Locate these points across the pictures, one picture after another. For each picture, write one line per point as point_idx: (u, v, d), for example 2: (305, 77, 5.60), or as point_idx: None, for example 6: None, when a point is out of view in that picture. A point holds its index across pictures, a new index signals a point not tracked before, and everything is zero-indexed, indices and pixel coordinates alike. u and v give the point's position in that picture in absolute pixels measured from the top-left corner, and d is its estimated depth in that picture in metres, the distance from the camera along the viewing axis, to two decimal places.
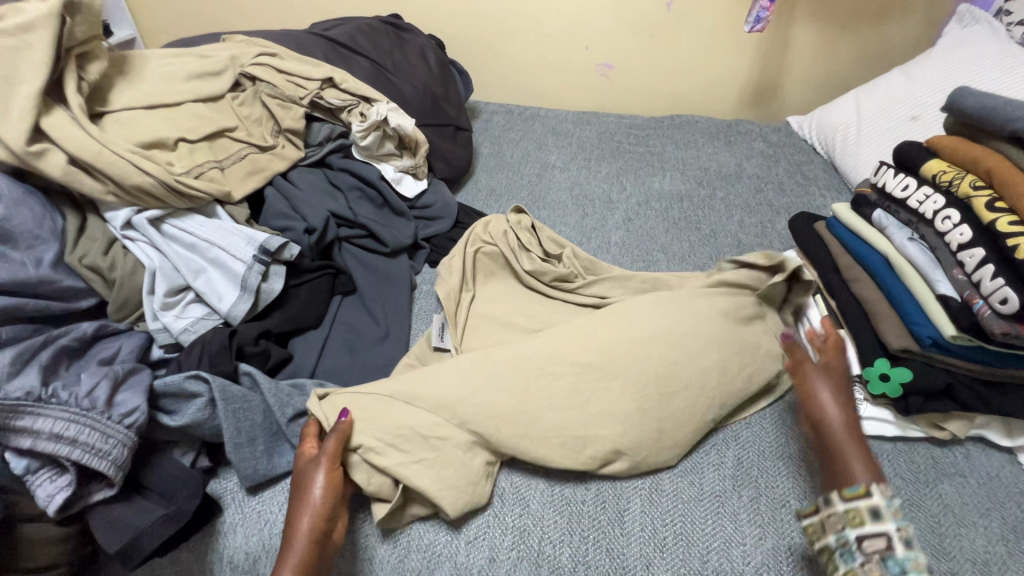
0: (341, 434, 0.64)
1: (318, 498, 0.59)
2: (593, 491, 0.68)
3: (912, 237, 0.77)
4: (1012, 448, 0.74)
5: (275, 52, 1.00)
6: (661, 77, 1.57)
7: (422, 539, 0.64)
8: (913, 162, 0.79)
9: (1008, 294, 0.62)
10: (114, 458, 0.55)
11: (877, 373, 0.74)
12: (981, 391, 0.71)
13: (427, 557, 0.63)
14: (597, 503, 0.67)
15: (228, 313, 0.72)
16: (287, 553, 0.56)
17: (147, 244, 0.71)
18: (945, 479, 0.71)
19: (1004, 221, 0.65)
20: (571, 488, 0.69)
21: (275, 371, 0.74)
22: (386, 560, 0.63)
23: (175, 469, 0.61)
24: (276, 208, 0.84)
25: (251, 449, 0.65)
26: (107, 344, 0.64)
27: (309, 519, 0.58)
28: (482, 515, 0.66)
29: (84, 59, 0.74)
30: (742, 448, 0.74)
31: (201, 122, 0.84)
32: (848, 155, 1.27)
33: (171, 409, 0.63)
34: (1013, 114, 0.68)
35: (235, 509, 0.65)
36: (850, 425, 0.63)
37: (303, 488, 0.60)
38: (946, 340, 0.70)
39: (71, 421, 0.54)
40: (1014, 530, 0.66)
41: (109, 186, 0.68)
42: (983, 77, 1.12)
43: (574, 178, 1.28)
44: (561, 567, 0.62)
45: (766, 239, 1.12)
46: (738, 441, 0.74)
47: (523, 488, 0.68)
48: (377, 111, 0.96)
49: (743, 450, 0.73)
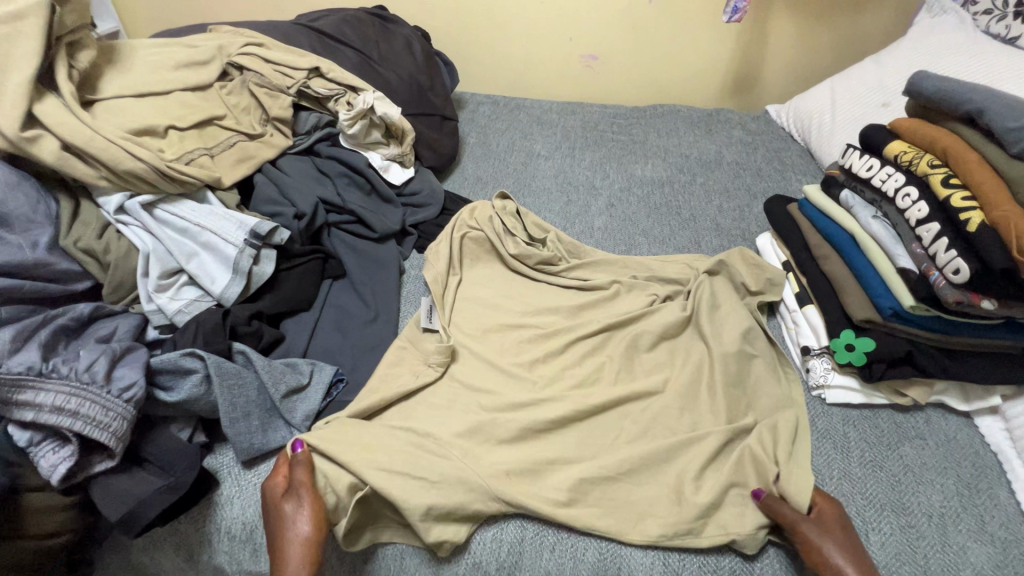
0: (308, 465, 0.63)
1: (298, 539, 0.58)
2: None
3: (876, 215, 0.82)
4: (968, 412, 0.79)
5: (262, 42, 1.02)
6: (645, 67, 1.60)
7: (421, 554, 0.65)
8: (877, 143, 0.84)
9: (960, 265, 0.66)
10: (114, 430, 0.57)
11: (843, 344, 0.79)
12: (941, 359, 0.76)
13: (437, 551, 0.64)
14: None
15: (220, 295, 0.74)
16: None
17: (140, 228, 0.73)
18: (907, 442, 0.76)
19: (958, 197, 0.69)
20: None
21: (268, 351, 0.76)
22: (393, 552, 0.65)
23: (173, 442, 0.63)
24: (266, 194, 0.87)
25: (246, 424, 0.67)
26: (104, 324, 0.66)
27: (298, 552, 0.58)
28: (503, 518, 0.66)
29: (73, 47, 0.76)
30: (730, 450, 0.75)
31: (190, 111, 0.85)
32: (824, 141, 1.31)
33: (167, 386, 0.65)
34: (966, 96, 0.72)
35: (231, 483, 0.67)
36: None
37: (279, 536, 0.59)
38: (905, 310, 0.75)
39: (72, 395, 0.56)
40: (970, 489, 0.70)
41: (102, 171, 0.70)
42: (949, 64, 1.16)
43: (558, 165, 1.31)
44: (545, 528, 0.64)
45: (743, 223, 1.16)
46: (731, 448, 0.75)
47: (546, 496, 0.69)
48: (363, 100, 0.98)
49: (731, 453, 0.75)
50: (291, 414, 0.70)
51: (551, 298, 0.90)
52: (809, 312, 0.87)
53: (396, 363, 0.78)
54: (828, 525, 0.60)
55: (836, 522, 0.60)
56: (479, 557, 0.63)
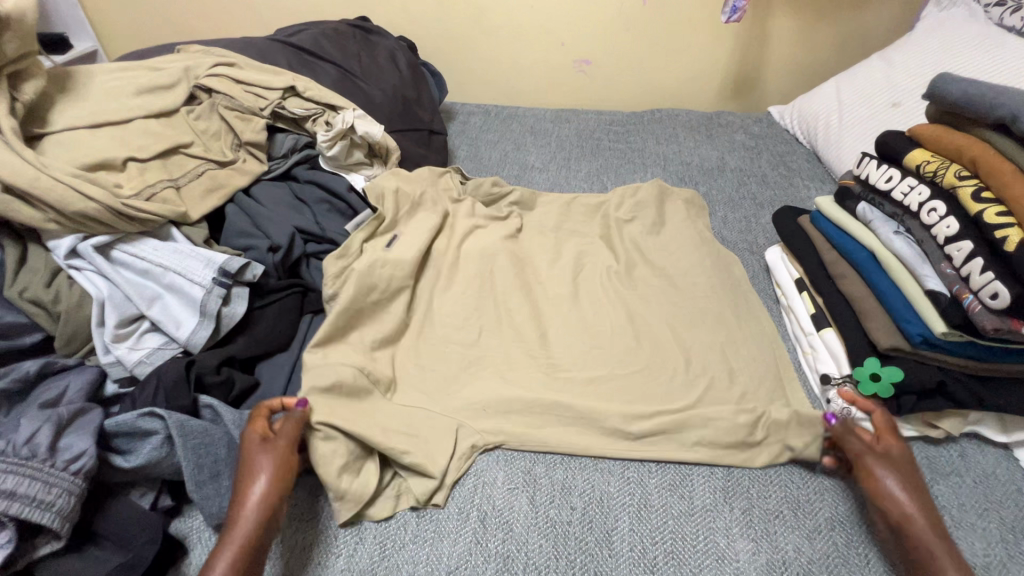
0: (298, 421, 0.64)
1: (262, 485, 0.57)
2: (563, 481, 0.69)
3: (898, 230, 0.75)
4: (1007, 444, 0.72)
5: (233, 62, 0.96)
6: (641, 72, 1.54)
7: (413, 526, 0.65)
8: (896, 152, 0.77)
9: (998, 288, 0.59)
10: (58, 509, 0.51)
11: (868, 374, 0.72)
12: (975, 387, 0.69)
13: (460, 509, 0.67)
14: (579, 501, 0.67)
15: (186, 341, 0.67)
16: (223, 544, 0.53)
17: (94, 273, 0.67)
18: (941, 478, 0.69)
19: (992, 212, 0.63)
20: (556, 470, 0.71)
21: (239, 401, 0.70)
22: (395, 523, 0.66)
23: (131, 513, 0.57)
24: (238, 226, 0.81)
25: (214, 486, 0.61)
26: (53, 383, 0.60)
27: (256, 510, 0.56)
28: (512, 495, 0.68)
29: (18, 78, 0.70)
30: (766, 487, 0.69)
31: (152, 140, 0.79)
32: (831, 144, 1.25)
33: (125, 450, 0.60)
34: (997, 100, 0.66)
35: (200, 550, 0.61)
36: (930, 513, 0.57)
37: (248, 468, 0.58)
38: (936, 337, 0.68)
39: (9, 473, 0.50)
40: (1016, 534, 0.63)
41: (50, 214, 0.64)
42: (963, 59, 1.10)
43: (552, 178, 1.25)
44: (536, 564, 0.62)
45: (750, 234, 1.09)
46: (764, 484, 0.69)
47: (539, 497, 0.68)
48: (342, 119, 0.92)
49: (767, 491, 0.68)
50: None
51: None
52: (827, 335, 0.80)
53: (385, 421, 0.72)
54: (887, 453, 0.63)
55: (897, 454, 0.62)
56: None
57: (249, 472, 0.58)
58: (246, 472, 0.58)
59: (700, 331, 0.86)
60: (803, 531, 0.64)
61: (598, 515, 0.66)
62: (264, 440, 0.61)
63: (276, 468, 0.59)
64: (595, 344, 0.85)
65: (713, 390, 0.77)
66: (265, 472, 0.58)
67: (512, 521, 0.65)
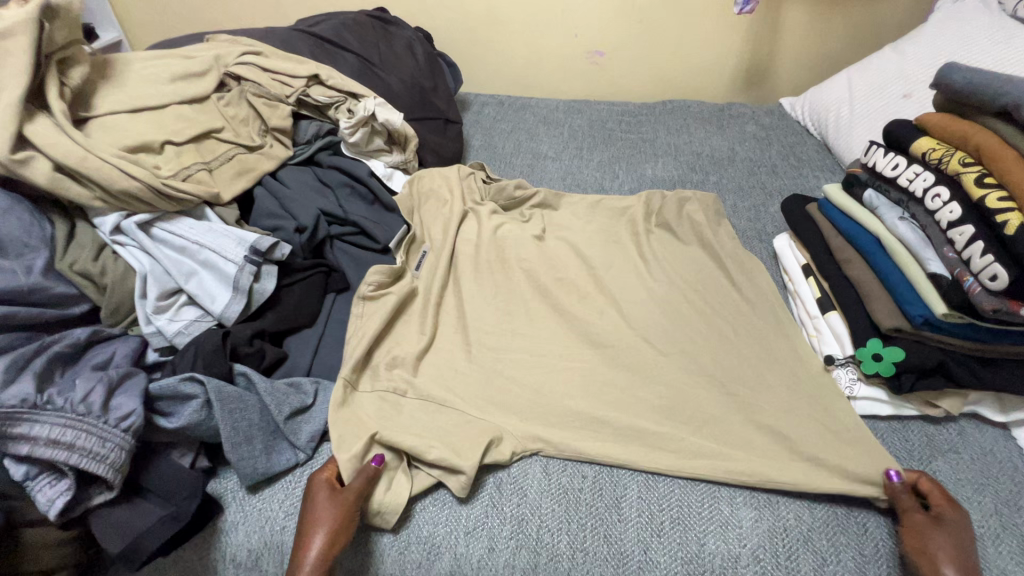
0: (368, 477, 0.64)
1: (321, 539, 0.58)
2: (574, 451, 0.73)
3: (903, 216, 0.77)
4: (1005, 424, 0.75)
5: (260, 50, 1.00)
6: (653, 63, 1.56)
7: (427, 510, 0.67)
8: (903, 140, 0.79)
9: (997, 270, 0.62)
10: (111, 462, 0.55)
11: (869, 354, 0.75)
12: (975, 367, 0.72)
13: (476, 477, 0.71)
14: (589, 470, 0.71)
15: (221, 314, 0.72)
16: None
17: (137, 248, 0.71)
18: (939, 455, 0.72)
19: (993, 197, 0.65)
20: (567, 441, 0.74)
21: (270, 371, 0.74)
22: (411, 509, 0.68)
23: (174, 470, 0.62)
24: (266, 208, 0.85)
25: (249, 448, 0.66)
26: (101, 349, 0.65)
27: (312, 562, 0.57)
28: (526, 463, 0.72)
29: (65, 64, 0.74)
30: None
31: (186, 125, 0.83)
32: (841, 134, 1.26)
33: (168, 412, 0.64)
34: (1001, 88, 0.68)
35: (235, 508, 0.66)
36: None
37: (309, 522, 0.60)
38: (937, 318, 0.70)
39: (68, 427, 0.54)
40: (1010, 507, 0.66)
41: (97, 192, 0.69)
42: (975, 50, 1.11)
43: (565, 167, 1.28)
44: (548, 527, 0.66)
45: (759, 222, 1.11)
46: None
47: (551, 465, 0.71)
48: (364, 107, 0.96)
49: None
50: (296, 436, 0.69)
51: (558, 309, 0.87)
52: (831, 318, 0.83)
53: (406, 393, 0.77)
54: (952, 525, 0.58)
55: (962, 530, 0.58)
56: None
57: (310, 528, 0.59)
58: (313, 523, 0.59)
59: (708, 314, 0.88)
60: (805, 500, 0.67)
61: (607, 483, 0.69)
62: (332, 494, 0.62)
63: (335, 527, 0.59)
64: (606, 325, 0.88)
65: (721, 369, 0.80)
66: (326, 529, 0.59)
67: (526, 486, 0.69)
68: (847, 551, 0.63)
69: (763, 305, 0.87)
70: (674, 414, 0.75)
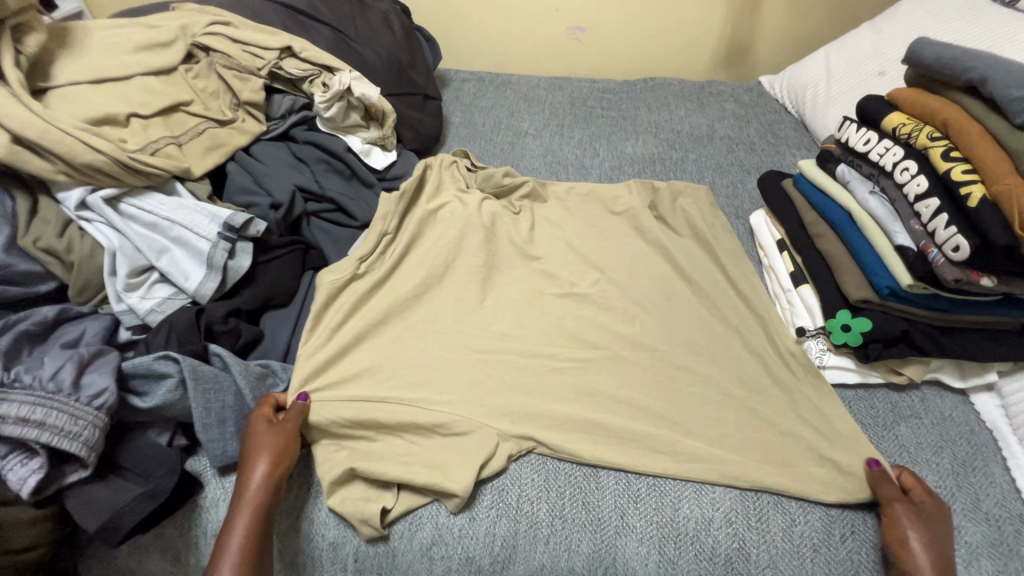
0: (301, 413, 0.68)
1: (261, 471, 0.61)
2: None
3: (874, 190, 0.79)
4: (964, 390, 0.78)
5: (229, 20, 0.97)
6: (634, 40, 1.55)
7: (415, 518, 0.66)
8: (875, 114, 0.81)
9: (960, 241, 0.63)
10: (85, 440, 0.55)
11: (839, 324, 0.77)
12: (936, 335, 0.75)
13: None
14: None
15: (194, 291, 0.70)
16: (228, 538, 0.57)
17: (104, 224, 0.69)
18: (902, 421, 0.75)
19: (958, 170, 0.66)
20: None
21: (246, 349, 0.73)
22: (401, 526, 0.66)
23: (149, 448, 0.61)
24: (240, 183, 0.83)
25: (220, 430, 0.65)
26: (71, 327, 0.64)
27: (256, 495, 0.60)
28: None
29: (21, 32, 0.71)
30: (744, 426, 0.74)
31: (153, 97, 0.81)
32: (818, 112, 1.28)
33: (142, 391, 0.63)
34: (969, 64, 0.69)
35: (215, 485, 0.66)
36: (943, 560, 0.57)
37: (248, 460, 0.62)
38: (903, 289, 0.73)
39: (38, 405, 0.54)
40: (965, 468, 0.70)
41: (60, 165, 0.66)
42: (947, 28, 1.12)
43: (546, 144, 1.27)
44: (527, 500, 0.67)
45: (737, 199, 1.12)
46: None
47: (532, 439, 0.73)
48: (339, 81, 0.93)
49: None
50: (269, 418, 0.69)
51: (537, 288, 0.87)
52: (804, 292, 0.85)
53: (387, 368, 0.77)
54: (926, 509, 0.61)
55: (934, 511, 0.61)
56: (472, 549, 0.65)
57: (249, 463, 0.61)
58: (253, 452, 0.62)
59: (683, 290, 0.90)
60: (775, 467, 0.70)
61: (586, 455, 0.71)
62: (265, 433, 0.64)
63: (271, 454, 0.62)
64: (585, 300, 0.89)
65: (695, 341, 0.82)
66: (268, 457, 0.62)
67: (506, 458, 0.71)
68: (814, 512, 0.66)
69: (738, 279, 0.89)
70: (650, 386, 0.77)
